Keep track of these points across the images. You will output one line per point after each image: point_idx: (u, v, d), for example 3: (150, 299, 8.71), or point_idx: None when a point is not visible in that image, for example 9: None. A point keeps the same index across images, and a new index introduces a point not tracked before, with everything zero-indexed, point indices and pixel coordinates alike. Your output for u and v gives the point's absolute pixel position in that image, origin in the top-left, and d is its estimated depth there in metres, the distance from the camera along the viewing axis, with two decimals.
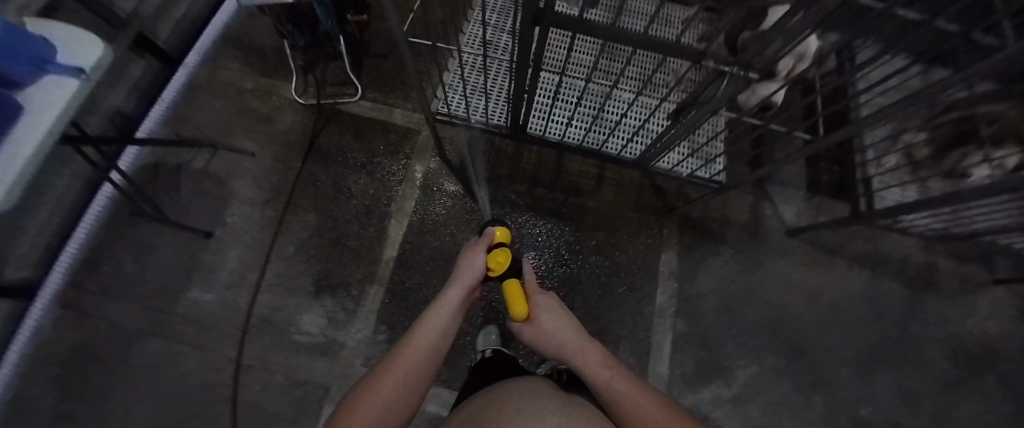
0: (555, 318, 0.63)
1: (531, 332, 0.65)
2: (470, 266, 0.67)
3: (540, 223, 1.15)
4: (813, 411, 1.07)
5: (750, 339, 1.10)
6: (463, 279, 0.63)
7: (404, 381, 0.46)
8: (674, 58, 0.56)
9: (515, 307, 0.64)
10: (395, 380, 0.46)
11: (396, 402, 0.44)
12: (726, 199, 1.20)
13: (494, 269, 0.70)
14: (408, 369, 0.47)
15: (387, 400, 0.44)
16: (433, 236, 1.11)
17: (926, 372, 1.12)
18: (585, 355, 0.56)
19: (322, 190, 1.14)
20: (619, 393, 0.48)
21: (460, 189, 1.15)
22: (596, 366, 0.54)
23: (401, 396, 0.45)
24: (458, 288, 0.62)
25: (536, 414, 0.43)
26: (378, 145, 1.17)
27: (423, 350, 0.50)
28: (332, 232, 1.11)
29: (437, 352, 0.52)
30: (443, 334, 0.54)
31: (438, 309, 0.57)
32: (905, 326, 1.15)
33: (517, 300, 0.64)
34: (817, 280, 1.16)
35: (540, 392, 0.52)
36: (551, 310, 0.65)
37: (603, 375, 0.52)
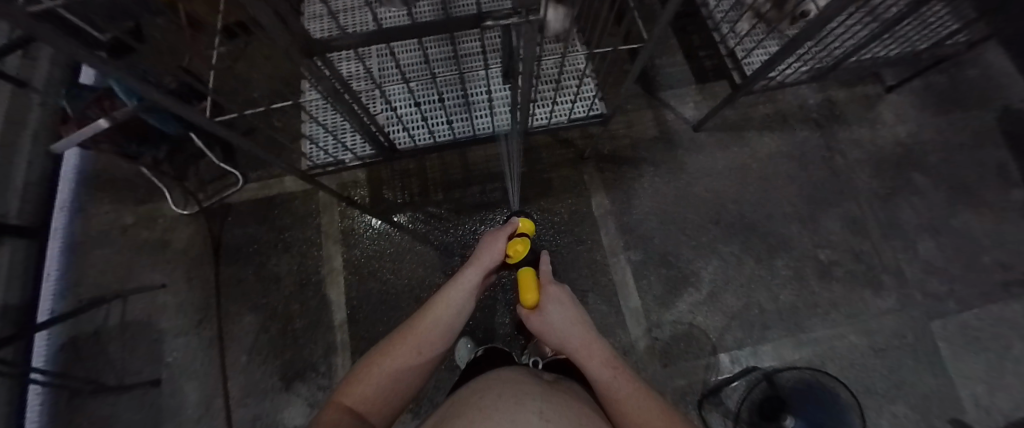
0: (566, 313, 0.59)
1: (536, 322, 0.62)
2: (489, 246, 0.64)
3: (469, 222, 1.13)
4: (783, 275, 1.10)
5: (701, 238, 1.13)
6: (483, 260, 0.60)
7: (414, 355, 0.47)
8: (460, 30, 0.54)
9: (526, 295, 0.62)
10: (405, 353, 0.46)
11: (407, 372, 0.46)
12: (629, 122, 1.22)
13: (513, 256, 0.67)
14: (419, 344, 0.48)
15: (397, 368, 0.45)
16: (375, 280, 1.09)
17: (862, 195, 1.18)
18: (589, 350, 0.53)
19: (250, 287, 1.09)
20: (620, 395, 0.45)
21: (379, 226, 1.12)
22: (601, 365, 0.50)
23: (412, 366, 0.46)
24: (477, 268, 0.59)
25: (514, 400, 0.41)
26: (285, 219, 1.13)
27: (438, 328, 0.50)
28: (277, 321, 1.06)
29: (451, 330, 0.52)
30: (459, 313, 0.53)
31: (456, 288, 0.55)
32: (828, 163, 1.21)
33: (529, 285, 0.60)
34: (738, 158, 1.20)
35: (521, 381, 0.51)
36: (561, 301, 0.62)
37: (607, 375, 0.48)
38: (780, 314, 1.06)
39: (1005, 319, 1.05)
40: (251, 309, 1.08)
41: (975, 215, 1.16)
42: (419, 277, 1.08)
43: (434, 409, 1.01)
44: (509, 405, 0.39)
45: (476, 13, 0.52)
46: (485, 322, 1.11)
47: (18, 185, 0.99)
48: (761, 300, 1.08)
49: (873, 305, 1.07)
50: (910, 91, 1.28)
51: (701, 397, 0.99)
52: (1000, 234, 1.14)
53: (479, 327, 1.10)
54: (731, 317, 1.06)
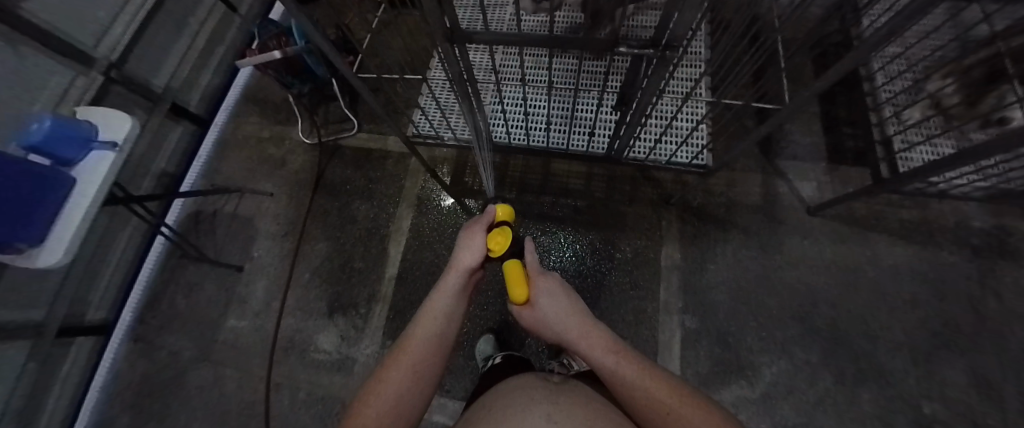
0: (556, 303, 0.50)
1: (529, 318, 0.53)
2: (465, 246, 0.53)
3: (532, 229, 1.13)
4: (867, 411, 0.91)
5: (775, 332, 0.99)
6: (461, 259, 0.51)
7: (411, 376, 0.39)
8: (590, 50, 0.56)
9: (515, 290, 0.53)
10: (399, 379, 0.39)
11: (406, 400, 0.38)
12: (733, 180, 1.11)
13: (492, 249, 0.55)
14: (414, 364, 0.40)
15: (391, 399, 0.37)
16: (430, 250, 1.15)
17: (1015, 359, 0.92)
18: (589, 341, 0.46)
19: (331, 219, 1.23)
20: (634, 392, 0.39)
21: (451, 203, 1.19)
22: (603, 354, 0.43)
23: (410, 392, 0.39)
24: (457, 270, 0.51)
25: (522, 404, 0.43)
26: (376, 172, 1.26)
27: (430, 342, 0.42)
28: (341, 256, 1.19)
29: (444, 341, 0.44)
30: (446, 320, 0.45)
31: (438, 295, 0.47)
32: (976, 304, 0.97)
33: (515, 282, 0.52)
34: (852, 260, 1.02)
35: (532, 385, 0.51)
36: (551, 291, 0.52)
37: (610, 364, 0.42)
38: None
39: None
40: (326, 238, 1.21)
41: None
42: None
43: (441, 387, 1.04)
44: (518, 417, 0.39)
45: (613, 38, 0.53)
46: (514, 328, 1.11)
47: (204, 84, 1.25)
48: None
49: None
50: None
51: None
52: None
53: (507, 330, 1.10)
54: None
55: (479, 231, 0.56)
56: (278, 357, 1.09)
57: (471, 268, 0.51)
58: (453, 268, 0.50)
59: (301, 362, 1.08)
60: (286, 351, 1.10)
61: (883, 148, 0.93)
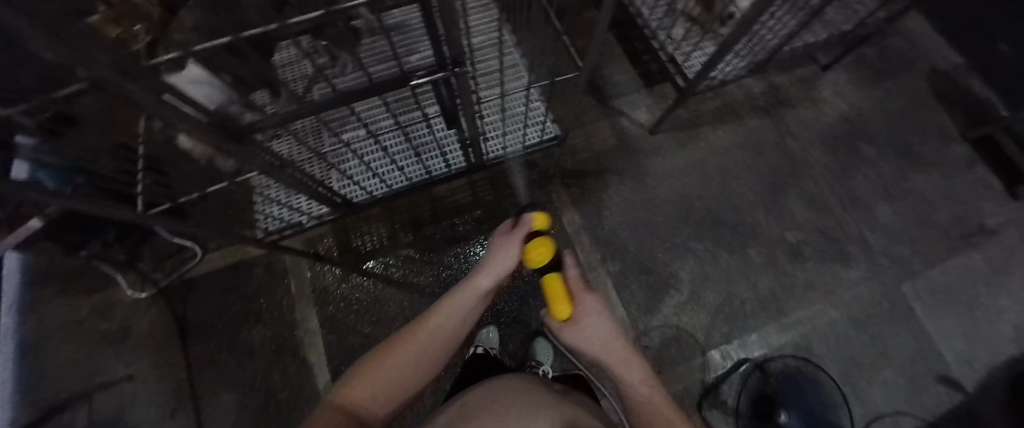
0: (599, 322, 0.52)
1: (568, 333, 0.53)
2: (501, 251, 0.57)
3: (442, 261, 1.11)
4: (757, 263, 1.12)
5: (675, 240, 1.14)
6: (491, 267, 0.55)
7: (419, 357, 0.45)
8: (385, 92, 0.55)
9: (556, 305, 0.53)
10: (413, 355, 0.45)
11: (412, 376, 0.44)
12: (588, 133, 1.24)
13: (531, 259, 0.56)
14: (425, 349, 0.46)
15: (397, 368, 0.43)
16: (355, 334, 1.04)
17: (817, 173, 1.22)
18: (626, 364, 0.49)
19: (225, 361, 1.03)
20: (655, 415, 0.42)
21: (351, 277, 1.09)
22: (636, 383, 0.46)
23: (415, 368, 0.45)
24: (488, 276, 0.55)
25: (526, 408, 0.39)
26: (255, 284, 1.09)
27: (446, 330, 0.49)
28: (259, 394, 1.01)
29: (457, 336, 0.50)
30: (466, 315, 0.51)
31: (468, 292, 0.53)
32: (782, 147, 1.25)
33: (558, 297, 0.53)
34: (696, 155, 1.23)
35: (533, 390, 0.46)
36: (597, 311, 0.54)
37: (644, 391, 0.45)
38: (762, 302, 1.08)
39: (966, 271, 1.12)
40: (230, 385, 1.02)
41: (923, 175, 1.23)
42: (401, 323, 1.05)
43: None
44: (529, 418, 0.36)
45: (402, 76, 0.53)
46: None
47: None
48: (741, 292, 1.09)
49: (846, 278, 1.11)
50: (846, 67, 1.35)
51: (699, 398, 1.00)
52: (946, 189, 1.21)
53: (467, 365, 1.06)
54: (714, 313, 1.06)
55: (518, 240, 0.58)
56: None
57: (502, 273, 0.56)
58: (486, 274, 0.55)
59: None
60: None
61: (674, 64, 1.12)
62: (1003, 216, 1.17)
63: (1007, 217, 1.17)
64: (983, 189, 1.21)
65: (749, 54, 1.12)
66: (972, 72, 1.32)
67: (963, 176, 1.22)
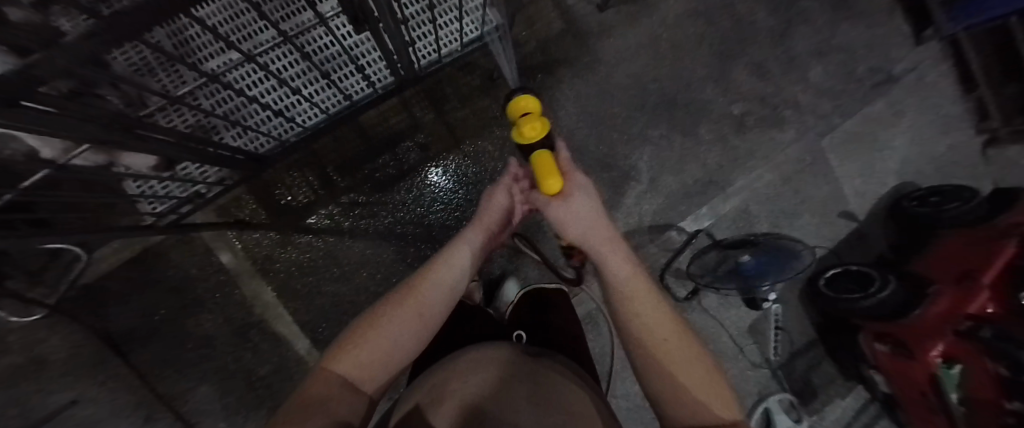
0: (587, 201, 0.47)
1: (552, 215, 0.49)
2: (489, 204, 0.60)
3: (397, 198, 0.99)
4: (707, 141, 1.15)
5: (633, 130, 1.11)
6: (481, 221, 0.58)
7: (417, 316, 0.47)
8: None
9: (546, 181, 0.44)
10: (408, 313, 0.47)
11: (407, 336, 0.46)
12: (530, 17, 1.04)
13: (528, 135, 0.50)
14: (421, 307, 0.48)
15: (398, 326, 0.46)
16: (322, 295, 0.96)
17: (761, 36, 1.19)
18: (609, 246, 0.46)
19: (185, 356, 0.93)
20: (631, 293, 0.44)
21: (294, 238, 0.95)
22: (618, 260, 0.46)
23: (414, 324, 0.47)
24: (478, 231, 0.58)
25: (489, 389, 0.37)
26: (178, 273, 0.91)
27: (439, 289, 0.50)
28: (240, 376, 0.94)
29: (448, 294, 0.52)
30: (459, 278, 0.53)
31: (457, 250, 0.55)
32: (731, 9, 1.17)
33: (548, 171, 0.44)
34: (650, 32, 1.12)
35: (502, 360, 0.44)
36: (586, 188, 0.48)
37: (624, 275, 0.45)
38: (711, 178, 1.15)
39: (872, 117, 1.26)
40: (200, 378, 0.93)
41: (850, 27, 1.26)
42: (369, 272, 0.98)
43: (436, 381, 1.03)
44: (533, 386, 0.38)
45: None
46: None
47: None
48: (695, 172, 1.14)
49: (780, 142, 1.20)
50: None
51: (660, 272, 1.12)
52: (866, 39, 1.28)
53: None
54: (670, 196, 1.12)
55: (500, 191, 0.59)
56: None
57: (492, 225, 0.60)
58: (475, 227, 0.58)
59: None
60: None
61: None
62: (906, 59, 1.29)
63: (910, 61, 1.30)
64: (894, 34, 1.29)
65: None
66: None
67: (881, 23, 1.28)
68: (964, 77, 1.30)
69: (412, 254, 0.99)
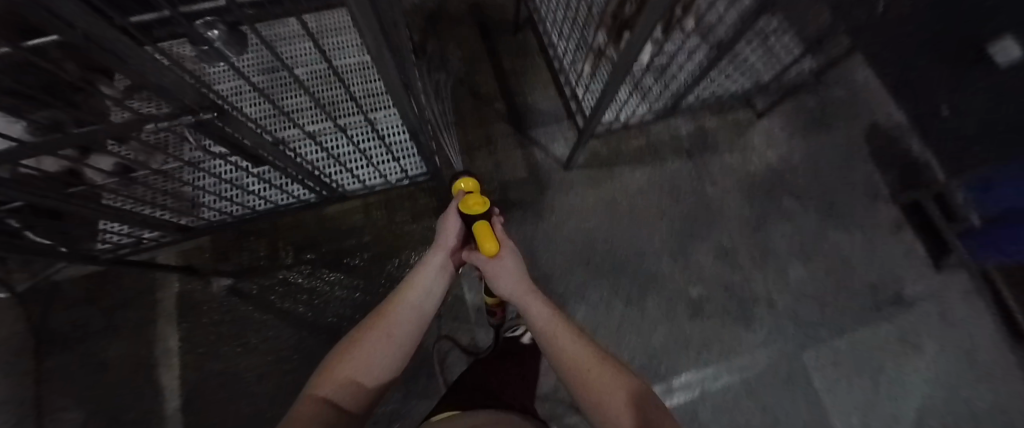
0: (510, 271, 0.59)
1: (493, 270, 0.59)
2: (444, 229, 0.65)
3: (322, 286, 1.05)
4: (652, 317, 1.06)
5: (570, 283, 1.08)
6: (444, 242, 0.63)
7: (395, 334, 0.52)
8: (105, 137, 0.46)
9: (485, 245, 0.56)
10: (383, 334, 0.51)
11: (386, 357, 0.50)
12: (499, 161, 1.18)
13: (472, 210, 0.60)
14: (394, 325, 0.53)
15: (381, 348, 0.50)
16: (215, 357, 0.99)
17: (733, 223, 1.17)
18: (530, 300, 0.57)
19: (80, 376, 0.97)
20: (554, 333, 0.52)
21: (222, 296, 1.03)
22: (538, 310, 0.55)
23: (393, 345, 0.51)
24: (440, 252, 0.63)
25: None
26: (123, 297, 1.03)
27: (415, 309, 0.56)
28: (106, 416, 0.94)
29: (423, 315, 0.57)
30: (425, 304, 0.58)
31: (422, 275, 0.60)
32: (701, 192, 1.19)
33: (487, 237, 0.56)
34: (610, 195, 1.17)
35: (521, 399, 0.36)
36: (513, 253, 0.61)
37: (542, 319, 0.54)
38: (650, 359, 1.02)
39: (872, 343, 1.06)
40: (78, 401, 0.96)
41: (843, 236, 1.18)
42: (268, 349, 1.00)
43: None
44: None
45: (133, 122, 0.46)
46: None
47: None
48: (632, 347, 1.03)
49: (745, 341, 1.05)
50: (782, 115, 1.30)
51: None
52: (866, 253, 1.16)
53: None
54: None
55: (455, 218, 0.65)
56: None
57: (453, 246, 0.64)
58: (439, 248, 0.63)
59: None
60: None
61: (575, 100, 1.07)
62: (918, 286, 1.12)
63: (926, 290, 1.12)
64: (903, 256, 1.16)
65: (652, 100, 1.06)
66: (911, 132, 1.28)
67: (884, 239, 1.18)
68: (1003, 328, 1.07)
69: (311, 345, 1.00)
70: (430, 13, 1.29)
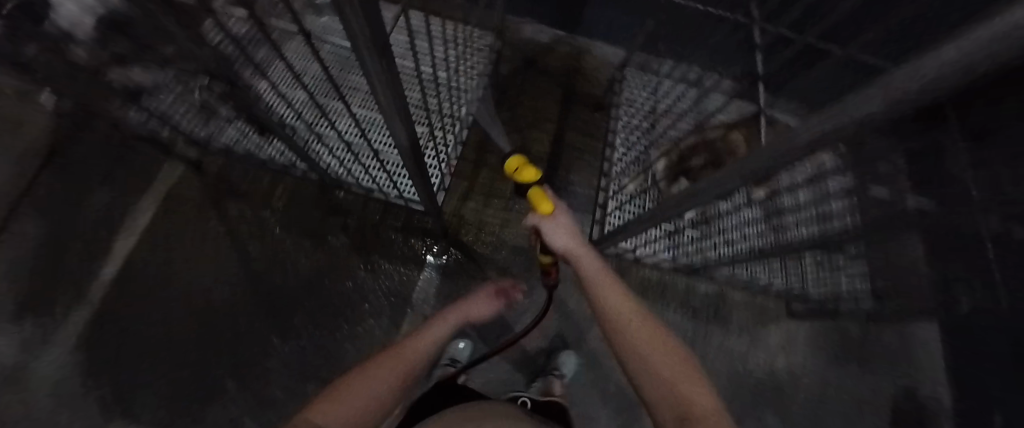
0: (565, 234, 0.55)
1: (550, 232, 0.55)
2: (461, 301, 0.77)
3: (290, 246, 1.01)
4: None
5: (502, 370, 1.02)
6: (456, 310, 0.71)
7: (393, 375, 0.50)
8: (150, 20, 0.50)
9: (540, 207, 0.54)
10: (384, 373, 0.49)
11: (381, 393, 0.47)
12: (512, 216, 1.09)
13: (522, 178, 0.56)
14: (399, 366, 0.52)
15: (377, 383, 0.48)
16: (163, 252, 0.97)
17: None
18: (583, 259, 0.53)
19: (25, 212, 0.94)
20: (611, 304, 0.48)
21: (205, 203, 1.02)
22: (592, 270, 0.52)
23: (387, 382, 0.49)
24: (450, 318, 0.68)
25: None
26: (115, 160, 1.00)
27: (416, 351, 0.56)
28: (27, 263, 0.91)
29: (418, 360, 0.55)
30: (427, 354, 0.58)
31: (431, 329, 0.63)
32: None
33: (540, 201, 0.54)
34: (596, 309, 1.07)
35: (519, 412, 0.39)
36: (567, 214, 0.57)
37: (596, 281, 0.51)
38: None
39: None
40: (24, 221, 0.93)
41: None
42: (202, 280, 0.96)
43: (125, 416, 0.86)
44: None
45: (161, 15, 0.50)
46: (235, 350, 0.93)
47: None
48: None
49: None
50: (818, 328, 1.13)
51: None
52: None
53: (224, 352, 0.92)
54: None
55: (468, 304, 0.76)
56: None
57: (458, 318, 0.70)
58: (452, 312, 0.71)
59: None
60: None
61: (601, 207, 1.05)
62: None
63: None
64: None
65: (675, 251, 1.07)
66: None
67: None
68: None
69: (246, 290, 0.97)
70: (529, 54, 1.26)
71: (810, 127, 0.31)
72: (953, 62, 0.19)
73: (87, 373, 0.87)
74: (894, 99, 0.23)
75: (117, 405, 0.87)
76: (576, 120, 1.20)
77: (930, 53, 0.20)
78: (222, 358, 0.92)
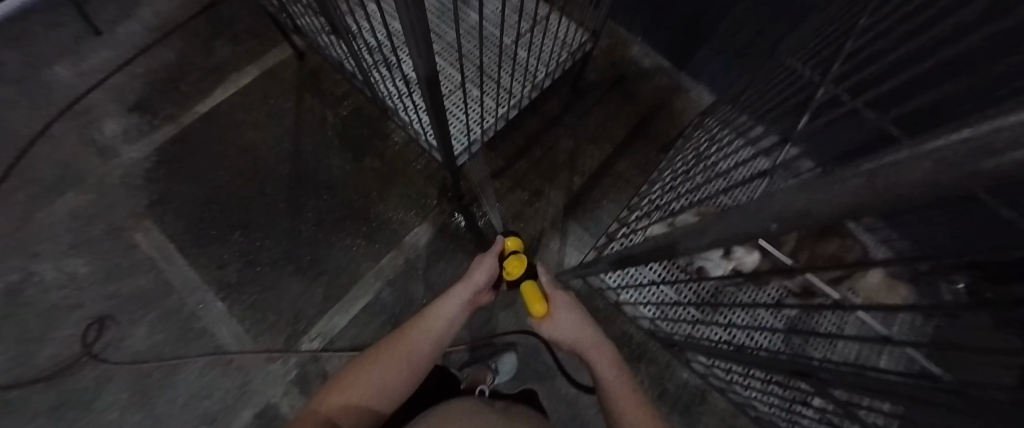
0: (571, 317, 0.63)
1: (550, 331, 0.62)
2: (476, 266, 0.65)
3: (330, 147, 1.09)
4: None
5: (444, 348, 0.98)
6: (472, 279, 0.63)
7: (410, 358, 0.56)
8: None
9: (533, 306, 0.61)
10: (399, 356, 0.55)
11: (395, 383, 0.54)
12: (527, 211, 1.06)
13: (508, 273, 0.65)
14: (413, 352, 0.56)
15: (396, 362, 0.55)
16: (242, 110, 1.12)
17: None
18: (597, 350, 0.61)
19: (175, 39, 1.16)
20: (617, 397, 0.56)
21: (290, 84, 1.14)
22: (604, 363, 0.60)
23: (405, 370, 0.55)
24: (464, 287, 0.62)
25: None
26: (247, 26, 1.18)
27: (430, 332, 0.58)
28: (157, 76, 1.14)
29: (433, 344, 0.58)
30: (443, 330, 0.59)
31: (446, 303, 0.61)
32: None
33: (534, 300, 0.61)
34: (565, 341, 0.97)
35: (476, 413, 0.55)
36: (568, 306, 0.64)
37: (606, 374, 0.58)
38: None
39: None
40: (172, 46, 1.15)
41: None
42: (255, 143, 1.09)
43: (158, 220, 1.03)
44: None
45: None
46: (250, 210, 1.04)
47: None
48: None
49: None
50: None
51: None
52: None
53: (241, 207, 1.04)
54: None
55: (485, 266, 0.65)
56: (44, 136, 1.08)
57: (479, 284, 0.63)
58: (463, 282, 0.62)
59: (61, 147, 1.07)
60: (63, 126, 1.09)
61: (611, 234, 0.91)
62: None
63: None
64: None
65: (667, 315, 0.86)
66: None
67: None
68: None
69: (281, 166, 1.07)
70: (622, 72, 1.18)
71: (798, 195, 0.24)
72: (943, 158, 0.14)
73: (152, 175, 1.06)
74: (878, 187, 0.18)
75: (156, 209, 1.04)
76: (636, 149, 1.12)
77: (931, 146, 0.16)
78: (238, 210, 1.04)
